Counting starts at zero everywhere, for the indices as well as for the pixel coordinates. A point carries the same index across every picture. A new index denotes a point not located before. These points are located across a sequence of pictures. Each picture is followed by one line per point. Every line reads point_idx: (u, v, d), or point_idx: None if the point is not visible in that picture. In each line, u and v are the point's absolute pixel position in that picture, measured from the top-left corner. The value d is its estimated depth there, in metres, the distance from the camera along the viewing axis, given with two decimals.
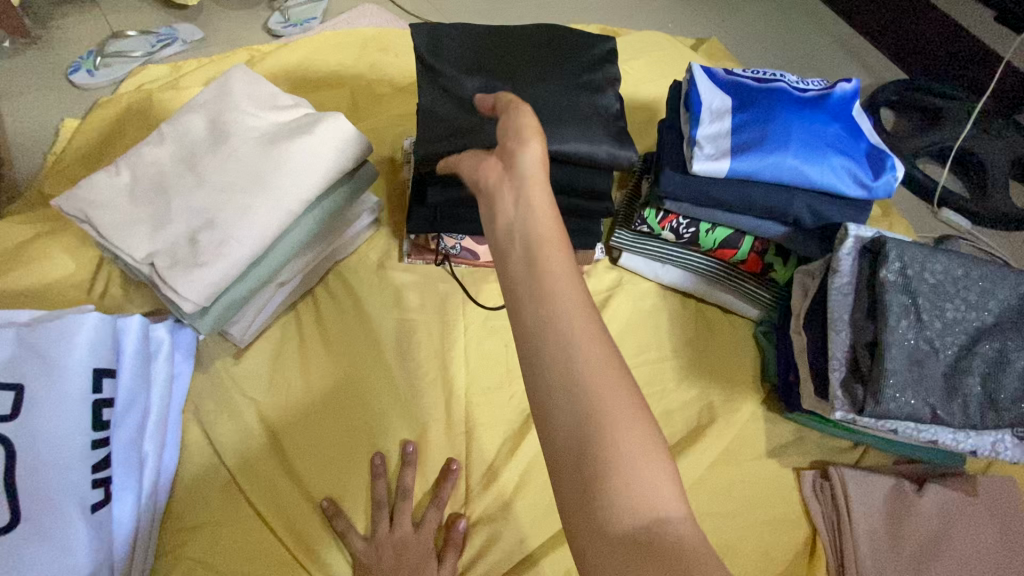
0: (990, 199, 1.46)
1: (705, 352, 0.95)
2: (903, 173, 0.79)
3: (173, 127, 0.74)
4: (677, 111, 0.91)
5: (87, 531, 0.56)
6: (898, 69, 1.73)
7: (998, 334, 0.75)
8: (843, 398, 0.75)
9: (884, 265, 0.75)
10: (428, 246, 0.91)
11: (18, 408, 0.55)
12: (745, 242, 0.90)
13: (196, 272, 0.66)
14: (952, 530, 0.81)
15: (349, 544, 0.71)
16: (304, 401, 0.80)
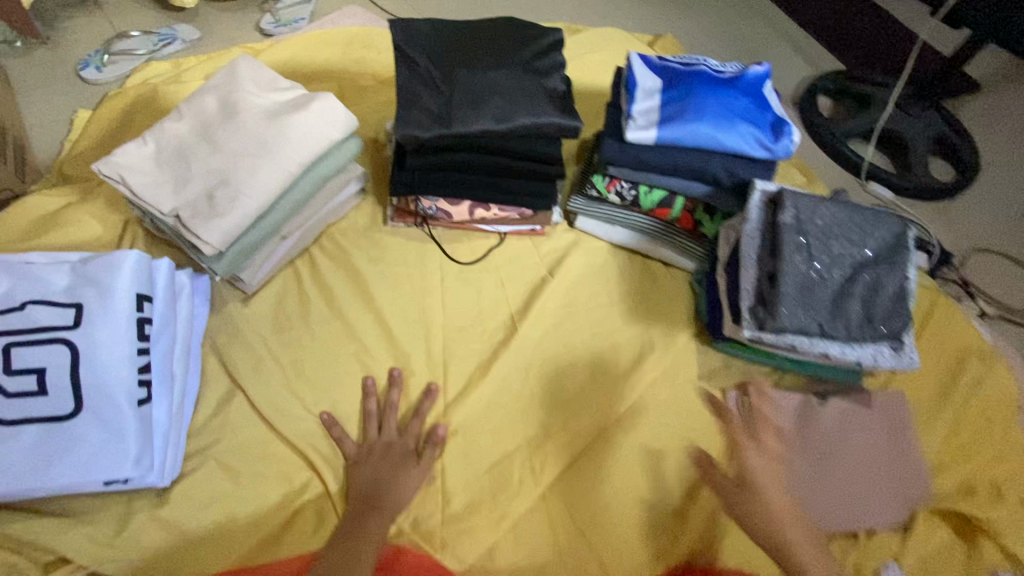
0: (912, 173, 1.64)
1: (649, 298, 1.11)
2: (798, 137, 0.96)
3: (190, 107, 0.89)
4: (618, 91, 1.07)
5: (135, 418, 0.70)
6: (835, 59, 1.91)
7: (875, 266, 0.91)
8: (749, 320, 0.91)
9: (782, 211, 0.92)
10: (408, 210, 1.06)
11: (79, 320, 0.69)
12: (678, 202, 1.07)
13: (214, 221, 0.81)
14: (846, 433, 0.98)
15: (345, 447, 0.86)
16: (304, 338, 0.95)
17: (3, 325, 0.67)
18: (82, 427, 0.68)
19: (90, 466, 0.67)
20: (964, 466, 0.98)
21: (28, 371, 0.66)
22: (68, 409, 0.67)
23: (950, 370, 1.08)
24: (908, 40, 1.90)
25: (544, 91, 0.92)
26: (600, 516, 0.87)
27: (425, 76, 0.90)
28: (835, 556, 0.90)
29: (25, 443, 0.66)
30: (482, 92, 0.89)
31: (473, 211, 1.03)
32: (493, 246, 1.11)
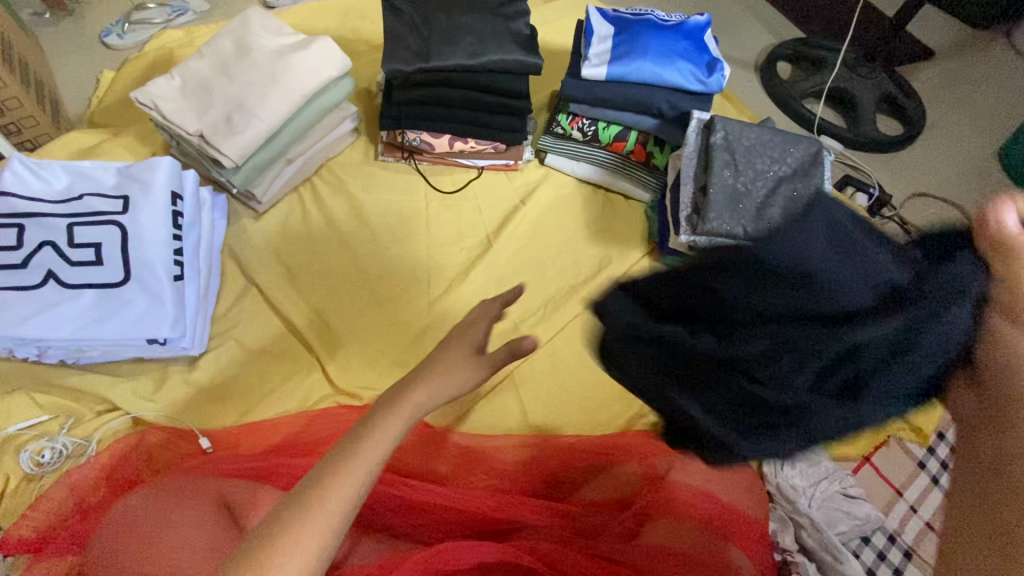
0: (861, 127, 1.79)
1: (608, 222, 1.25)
2: (729, 74, 1.13)
3: (209, 48, 1.05)
4: (578, 39, 1.22)
5: (172, 288, 0.85)
6: (795, 27, 2.05)
7: (793, 179, 1.07)
8: (686, 226, 1.08)
9: (713, 133, 1.08)
10: (396, 145, 1.22)
11: (126, 208, 0.85)
12: (631, 136, 1.22)
13: (233, 139, 0.97)
14: None
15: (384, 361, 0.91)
16: (307, 249, 1.10)
17: (66, 210, 0.84)
18: (129, 292, 0.83)
19: (136, 324, 0.83)
20: None
21: (87, 246, 0.83)
22: (118, 278, 0.83)
23: None
24: (853, 8, 2.08)
25: (512, 34, 1.09)
26: (558, 391, 1.04)
27: (411, 22, 1.08)
28: None
29: (85, 303, 0.82)
30: (457, 34, 1.07)
31: (453, 144, 1.19)
32: (472, 178, 1.26)
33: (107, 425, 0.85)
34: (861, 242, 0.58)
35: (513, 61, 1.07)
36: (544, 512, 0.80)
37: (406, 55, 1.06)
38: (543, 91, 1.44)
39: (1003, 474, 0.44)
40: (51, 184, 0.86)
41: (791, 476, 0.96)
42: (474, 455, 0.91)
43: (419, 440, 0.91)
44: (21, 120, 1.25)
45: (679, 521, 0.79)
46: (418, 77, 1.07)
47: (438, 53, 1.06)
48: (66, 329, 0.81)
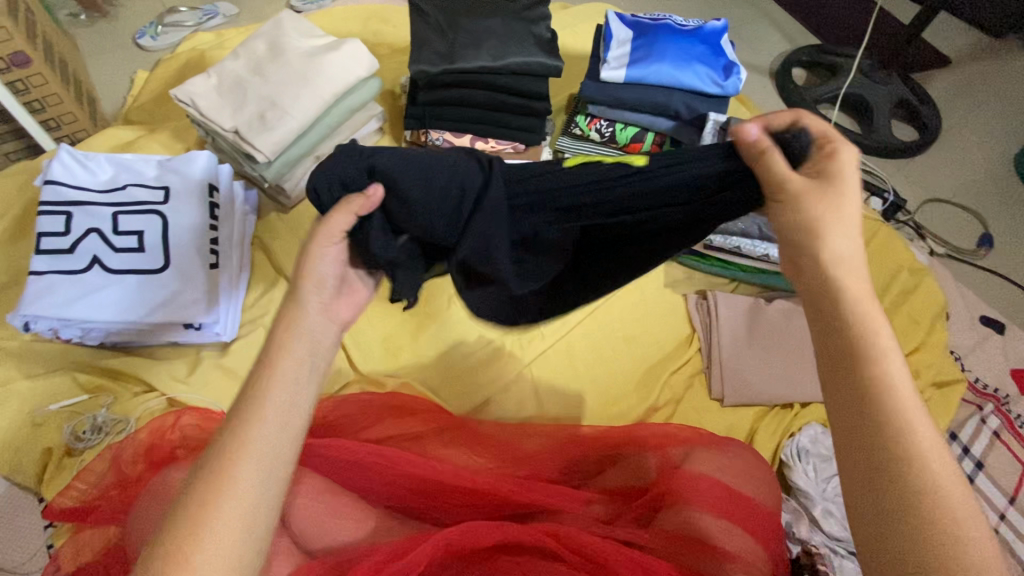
0: (876, 133, 1.80)
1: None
2: (745, 77, 1.16)
3: (244, 49, 1.09)
4: (598, 43, 1.25)
5: (207, 275, 0.89)
6: (810, 34, 2.07)
7: None
8: None
9: None
10: (420, 144, 1.25)
11: (167, 199, 0.90)
12: (648, 137, 1.25)
13: (267, 135, 1.01)
14: (790, 328, 1.14)
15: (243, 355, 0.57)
16: None
17: (111, 200, 0.88)
18: (168, 279, 0.87)
19: (173, 308, 0.87)
20: None
21: (130, 234, 0.87)
22: (158, 265, 0.87)
23: (885, 282, 1.24)
24: (869, 16, 2.09)
25: (534, 37, 1.13)
26: (574, 383, 1.06)
27: (437, 25, 1.12)
28: (773, 420, 1.07)
29: (126, 288, 0.86)
30: (481, 37, 1.10)
31: (474, 143, 1.22)
32: None
33: (144, 404, 0.89)
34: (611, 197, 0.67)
35: (535, 63, 1.10)
36: (562, 497, 0.83)
37: (432, 57, 1.10)
38: (561, 94, 1.47)
39: (842, 356, 0.52)
40: (96, 175, 0.90)
41: (802, 471, 0.98)
42: (494, 443, 0.94)
43: (441, 428, 0.93)
44: (61, 116, 1.31)
45: (696, 507, 0.81)
46: (442, 78, 1.11)
47: (463, 54, 1.09)
48: (107, 312, 0.84)
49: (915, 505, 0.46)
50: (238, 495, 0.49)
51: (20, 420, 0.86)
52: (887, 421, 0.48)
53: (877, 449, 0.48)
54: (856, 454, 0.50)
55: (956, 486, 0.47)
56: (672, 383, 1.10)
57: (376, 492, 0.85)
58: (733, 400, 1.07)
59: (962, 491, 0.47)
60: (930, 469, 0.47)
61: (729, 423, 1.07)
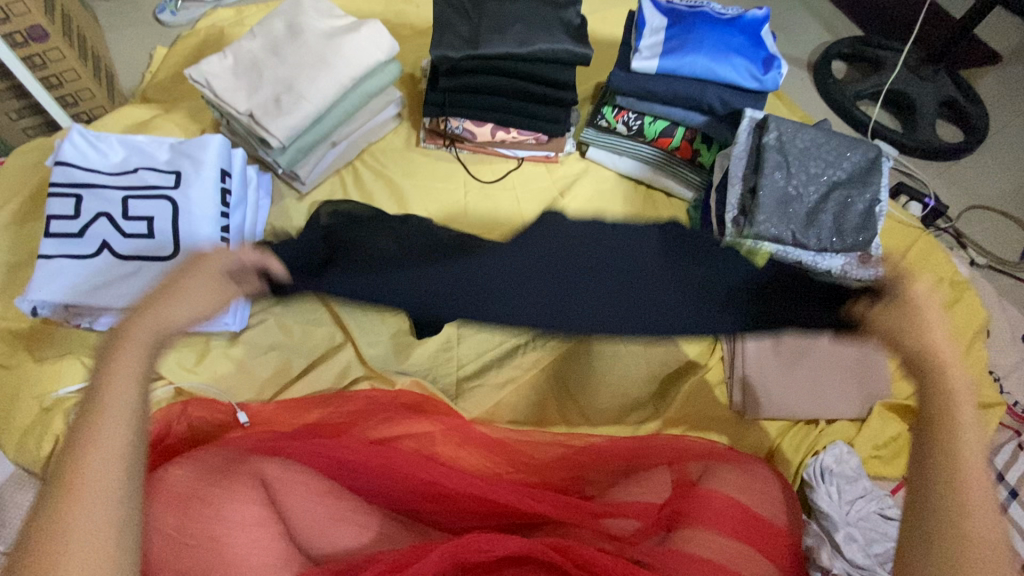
0: (918, 133, 1.71)
1: (649, 217, 1.22)
2: (786, 71, 1.09)
3: (262, 28, 1.06)
4: (629, 31, 1.19)
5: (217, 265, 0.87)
6: (853, 25, 1.96)
7: (847, 185, 1.03)
8: (731, 229, 1.05)
9: (766, 133, 1.03)
10: (438, 132, 1.21)
11: (178, 184, 0.88)
12: (678, 132, 1.18)
13: (282, 119, 0.98)
14: (817, 339, 1.09)
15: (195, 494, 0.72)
16: None
17: (121, 183, 0.86)
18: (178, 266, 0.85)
19: None
20: None
21: (140, 219, 0.85)
22: (168, 251, 0.85)
23: None
24: (917, 7, 1.97)
25: (563, 23, 1.07)
26: (585, 388, 1.03)
27: (461, 9, 1.07)
28: (795, 436, 1.02)
29: (135, 274, 0.84)
30: (506, 22, 1.05)
31: (495, 134, 1.18)
32: (511, 168, 1.25)
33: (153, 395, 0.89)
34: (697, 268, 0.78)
35: (563, 50, 1.04)
36: (570, 510, 0.80)
37: (454, 40, 1.04)
38: (588, 83, 1.41)
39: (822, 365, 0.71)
40: (108, 157, 0.88)
41: (823, 492, 0.94)
42: (504, 449, 0.91)
43: (449, 429, 0.91)
44: (78, 92, 1.29)
45: (709, 528, 0.78)
46: (463, 62, 1.05)
47: (486, 38, 1.04)
48: (115, 298, 0.82)
49: (958, 525, 0.51)
50: (80, 541, 0.50)
51: (28, 404, 0.85)
52: (957, 482, 0.52)
53: (938, 499, 0.53)
54: (929, 483, 0.54)
55: (996, 528, 0.51)
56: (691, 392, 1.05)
57: (380, 495, 0.83)
58: (755, 413, 1.02)
59: (998, 528, 0.51)
60: (969, 525, 0.50)
61: (750, 437, 1.02)
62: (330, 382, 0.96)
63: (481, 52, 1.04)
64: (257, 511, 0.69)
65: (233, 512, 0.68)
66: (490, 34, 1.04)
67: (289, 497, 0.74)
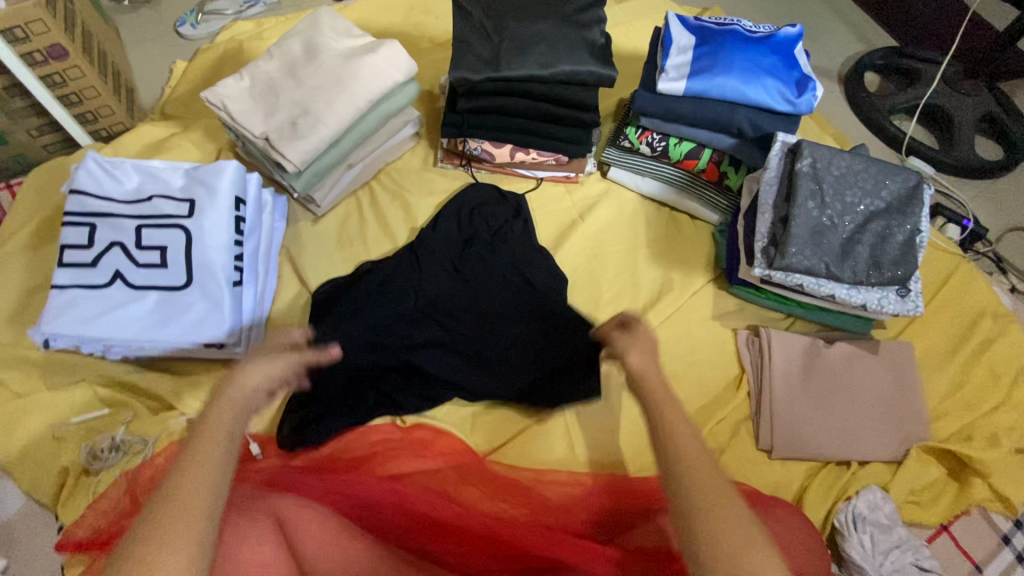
0: (956, 150, 1.63)
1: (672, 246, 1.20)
2: (821, 93, 1.04)
3: (278, 48, 1.04)
4: (655, 49, 1.14)
5: (230, 295, 0.85)
6: (887, 35, 1.88)
7: (886, 215, 0.97)
8: (760, 259, 1.00)
9: (799, 160, 0.98)
10: (456, 152, 1.19)
11: (192, 212, 0.86)
12: (705, 154, 1.13)
13: (297, 143, 0.96)
14: (850, 374, 1.04)
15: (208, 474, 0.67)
16: (362, 255, 1.09)
17: (134, 212, 0.85)
18: (190, 296, 0.84)
19: (194, 329, 0.83)
20: (964, 415, 1.03)
21: (153, 249, 0.84)
22: (181, 282, 0.84)
23: (963, 327, 1.12)
24: (956, 16, 1.89)
25: (587, 43, 1.03)
26: (603, 423, 0.99)
27: (482, 29, 1.04)
28: (825, 480, 0.97)
29: (148, 305, 0.83)
30: (528, 43, 1.02)
31: (514, 154, 1.15)
32: (530, 188, 1.22)
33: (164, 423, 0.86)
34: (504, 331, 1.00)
35: (587, 72, 1.01)
36: (588, 556, 0.76)
37: (474, 62, 1.01)
38: (610, 99, 1.37)
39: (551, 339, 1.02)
40: (122, 184, 0.87)
41: (858, 543, 0.89)
42: (517, 489, 0.89)
43: (463, 466, 0.90)
44: (98, 109, 1.29)
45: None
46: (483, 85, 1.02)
47: (508, 60, 1.00)
48: (128, 331, 0.81)
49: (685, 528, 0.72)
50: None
51: (38, 435, 0.84)
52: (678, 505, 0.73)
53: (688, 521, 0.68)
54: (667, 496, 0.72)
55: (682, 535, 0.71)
56: (715, 430, 1.01)
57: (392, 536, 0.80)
58: (782, 452, 0.98)
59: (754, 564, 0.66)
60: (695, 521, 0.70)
61: (777, 479, 0.98)
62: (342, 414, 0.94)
63: (502, 75, 1.00)
64: (269, 553, 0.68)
65: (243, 552, 0.67)
66: (512, 56, 1.01)
67: (301, 542, 0.72)
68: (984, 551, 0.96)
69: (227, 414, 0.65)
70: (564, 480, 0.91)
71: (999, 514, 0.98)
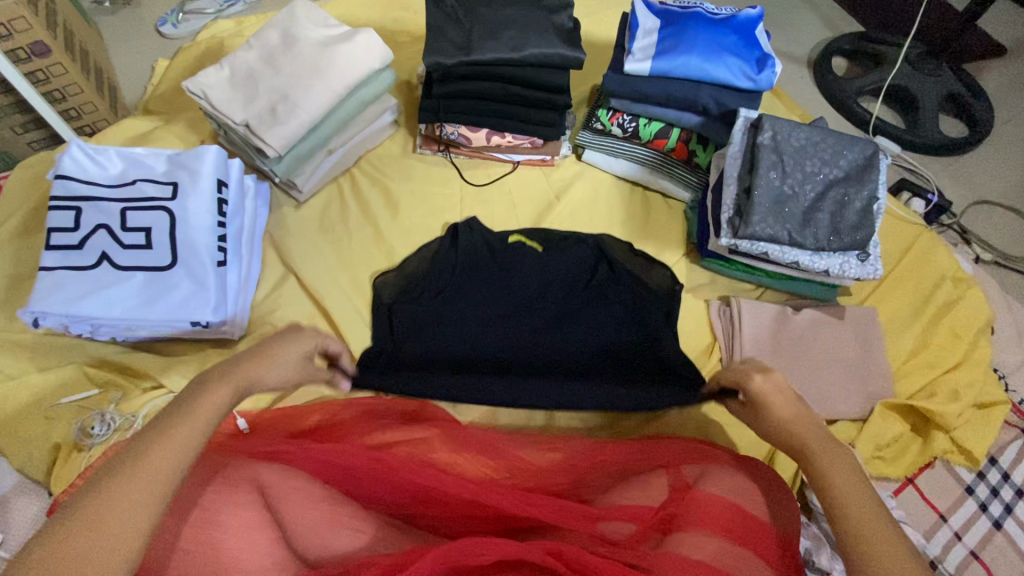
0: (922, 130, 1.69)
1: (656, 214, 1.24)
2: (780, 71, 1.09)
3: (257, 40, 1.07)
4: (623, 33, 1.19)
5: (214, 274, 0.88)
6: (853, 21, 1.95)
7: (844, 184, 1.02)
8: (726, 229, 1.04)
9: (760, 133, 1.03)
10: (434, 137, 1.22)
11: (175, 195, 0.89)
12: (674, 133, 1.18)
13: (277, 129, 0.99)
14: (816, 337, 1.09)
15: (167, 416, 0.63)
16: (344, 240, 1.12)
17: (119, 195, 0.88)
18: (175, 276, 0.87)
19: (180, 308, 0.86)
20: (928, 374, 1.08)
21: (138, 230, 0.87)
22: (166, 262, 0.87)
23: (926, 292, 1.17)
24: (918, 2, 1.96)
25: (556, 29, 1.07)
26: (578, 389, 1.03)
27: (453, 16, 1.08)
28: None
29: (134, 285, 0.85)
30: (497, 28, 1.06)
31: (490, 138, 1.19)
32: (507, 172, 1.26)
33: (151, 402, 0.88)
34: (581, 347, 1.02)
35: (557, 55, 1.05)
36: (565, 514, 0.79)
37: (446, 49, 1.05)
38: (583, 85, 1.41)
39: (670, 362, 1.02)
40: (107, 170, 0.90)
41: (827, 495, 0.94)
42: (499, 454, 0.91)
43: (446, 434, 0.91)
44: (81, 106, 1.32)
45: (708, 532, 0.75)
46: (447, 67, 1.05)
47: (479, 44, 1.04)
48: (115, 310, 0.84)
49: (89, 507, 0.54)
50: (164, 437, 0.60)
51: (29, 414, 0.86)
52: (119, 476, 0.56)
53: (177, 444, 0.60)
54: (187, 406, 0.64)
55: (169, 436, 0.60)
56: None
57: (376, 499, 0.83)
58: None
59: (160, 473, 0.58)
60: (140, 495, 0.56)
61: (750, 439, 1.02)
62: (327, 388, 0.97)
63: (467, 57, 1.04)
64: (251, 517, 0.69)
65: (229, 519, 0.68)
66: (483, 40, 1.05)
67: (286, 503, 0.74)
68: (949, 500, 1.01)
69: (278, 368, 0.76)
70: (546, 445, 0.93)
71: (963, 467, 1.03)
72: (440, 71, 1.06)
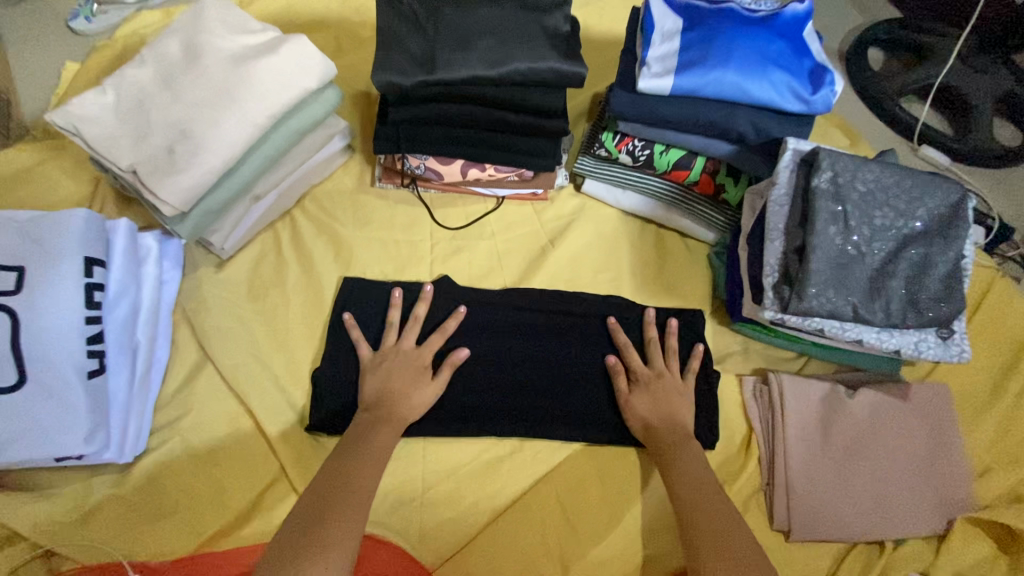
0: (973, 137, 1.45)
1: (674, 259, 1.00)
2: (840, 89, 0.84)
3: (152, 52, 0.80)
4: (634, 36, 0.93)
5: (84, 389, 0.66)
6: (891, 6, 1.68)
7: (923, 240, 0.79)
8: (772, 299, 0.80)
9: (817, 174, 0.79)
10: (395, 170, 0.97)
11: (20, 286, 0.64)
12: (697, 163, 0.93)
13: (174, 178, 0.73)
14: (877, 429, 0.86)
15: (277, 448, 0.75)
16: (280, 310, 0.87)
17: None
18: (24, 400, 0.63)
19: (34, 442, 0.63)
20: (1013, 472, 0.87)
21: None
22: (9, 381, 0.63)
23: (1006, 360, 0.95)
24: None
25: (548, 33, 0.82)
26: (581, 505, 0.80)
27: (411, 19, 0.82)
28: (851, 565, 0.81)
29: None
30: (471, 35, 0.80)
31: (466, 172, 0.93)
32: (490, 210, 1.01)
33: (14, 560, 0.68)
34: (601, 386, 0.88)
35: (551, 70, 0.80)
36: None
37: (400, 62, 0.79)
38: (582, 95, 1.15)
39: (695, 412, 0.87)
40: None
41: None
42: None
43: None
44: None
45: None
46: (405, 87, 0.79)
47: (446, 58, 0.79)
48: None
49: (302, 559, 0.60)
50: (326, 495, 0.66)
51: None
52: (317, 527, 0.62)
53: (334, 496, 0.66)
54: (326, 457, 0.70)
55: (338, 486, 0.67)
56: None
57: None
58: (803, 535, 0.81)
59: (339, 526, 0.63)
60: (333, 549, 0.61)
61: (797, 566, 0.81)
62: (253, 522, 0.74)
63: (432, 74, 0.79)
64: None
65: None
66: (452, 52, 0.79)
67: None
68: None
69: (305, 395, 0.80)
70: None
71: None
72: (396, 90, 0.80)
